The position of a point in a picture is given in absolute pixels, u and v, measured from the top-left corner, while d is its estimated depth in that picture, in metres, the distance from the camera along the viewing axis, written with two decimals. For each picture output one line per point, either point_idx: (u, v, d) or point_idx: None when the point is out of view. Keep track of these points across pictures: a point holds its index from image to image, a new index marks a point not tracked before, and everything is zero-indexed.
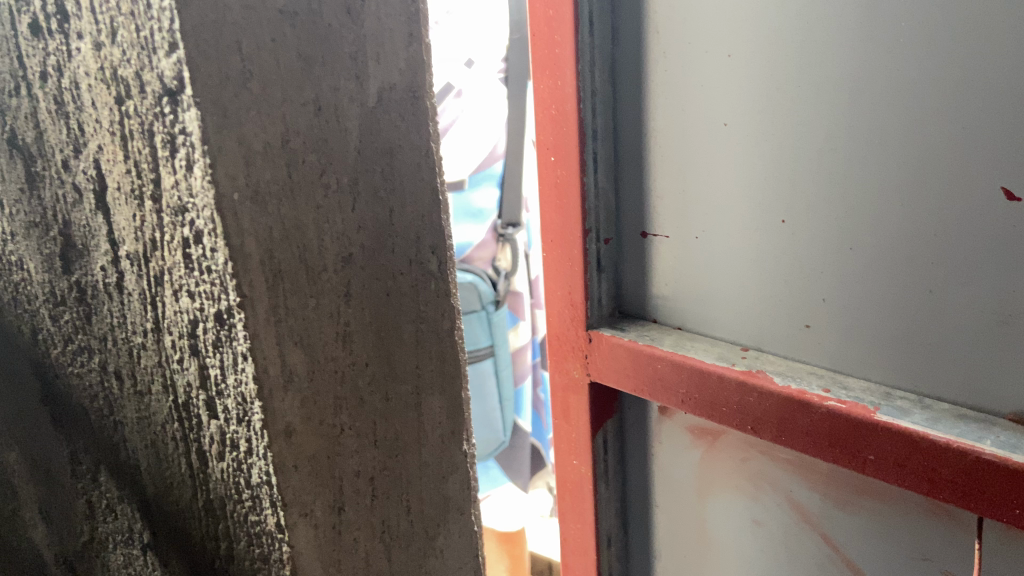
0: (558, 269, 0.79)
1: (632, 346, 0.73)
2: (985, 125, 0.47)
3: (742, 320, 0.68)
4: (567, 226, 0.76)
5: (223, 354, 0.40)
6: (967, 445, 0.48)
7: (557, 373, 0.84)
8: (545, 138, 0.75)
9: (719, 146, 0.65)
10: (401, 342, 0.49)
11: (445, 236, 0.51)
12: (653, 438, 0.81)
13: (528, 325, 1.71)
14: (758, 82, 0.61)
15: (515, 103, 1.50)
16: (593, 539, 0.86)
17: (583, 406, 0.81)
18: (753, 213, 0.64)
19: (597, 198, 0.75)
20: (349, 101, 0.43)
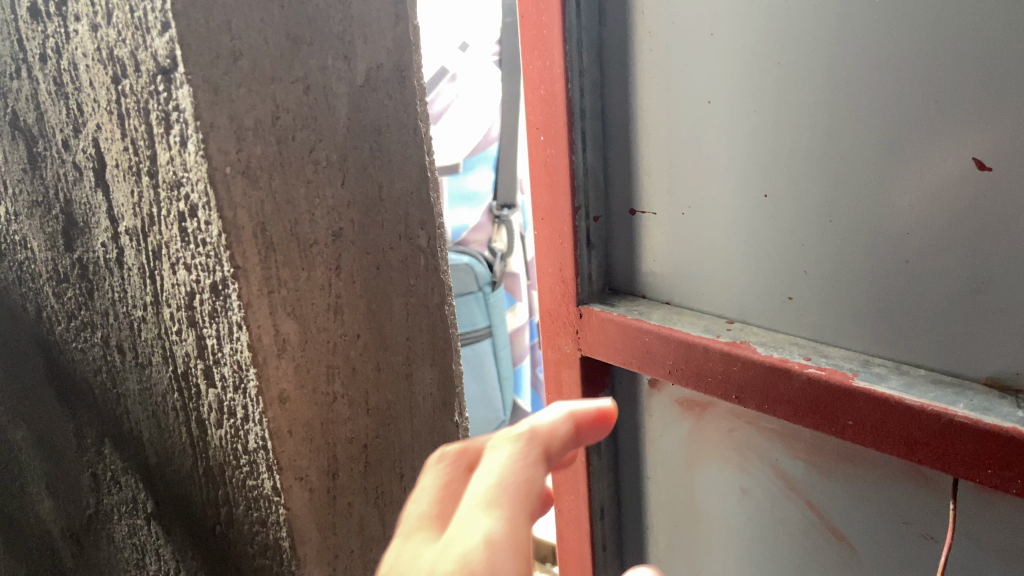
0: (548, 246, 0.80)
1: (622, 321, 0.74)
2: (957, 98, 0.49)
3: (729, 293, 0.69)
4: (556, 205, 0.77)
5: (220, 324, 0.43)
6: (942, 408, 0.50)
7: (550, 348, 0.86)
8: (534, 118, 0.77)
9: (704, 123, 0.66)
10: (392, 315, 0.51)
11: (433, 211, 0.53)
12: (644, 412, 0.83)
13: (525, 305, 1.75)
14: (741, 59, 0.62)
15: (511, 87, 1.52)
16: (587, 510, 0.88)
17: (575, 379, 0.83)
18: (737, 188, 0.65)
19: (587, 176, 0.77)
20: (337, 80, 0.44)
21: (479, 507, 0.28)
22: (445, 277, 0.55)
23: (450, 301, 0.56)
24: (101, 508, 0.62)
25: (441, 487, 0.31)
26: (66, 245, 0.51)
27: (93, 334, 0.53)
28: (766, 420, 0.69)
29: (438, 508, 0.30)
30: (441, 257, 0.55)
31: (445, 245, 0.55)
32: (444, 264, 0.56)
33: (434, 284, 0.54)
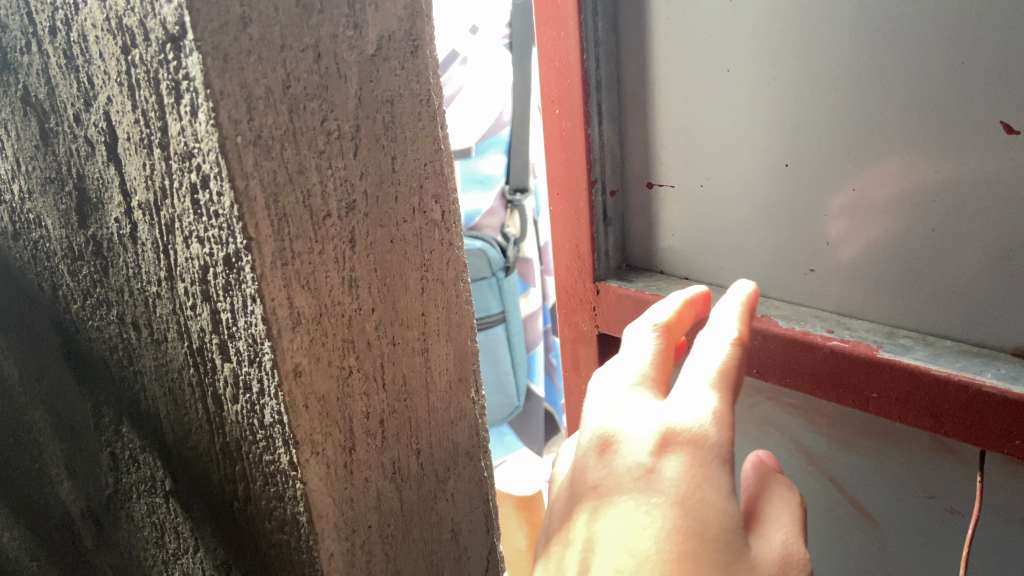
0: (565, 222, 0.80)
1: (638, 296, 0.73)
2: (984, 61, 0.48)
3: (749, 267, 0.68)
4: (573, 179, 0.77)
5: (234, 297, 0.42)
6: (967, 378, 0.49)
7: (567, 325, 0.86)
8: (549, 90, 0.76)
9: (722, 93, 0.65)
10: (406, 290, 0.50)
11: (447, 183, 0.53)
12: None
13: (539, 291, 1.75)
14: (761, 26, 0.60)
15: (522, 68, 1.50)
16: None
17: (592, 356, 0.83)
18: (756, 159, 0.64)
19: (603, 151, 0.76)
20: (348, 48, 0.44)
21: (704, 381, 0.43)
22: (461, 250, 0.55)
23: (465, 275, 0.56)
24: (119, 487, 0.62)
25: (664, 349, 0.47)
26: (80, 222, 0.50)
27: (109, 312, 0.53)
28: (787, 395, 0.68)
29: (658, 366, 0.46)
30: (456, 231, 0.54)
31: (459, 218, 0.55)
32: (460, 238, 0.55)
33: (450, 258, 0.54)
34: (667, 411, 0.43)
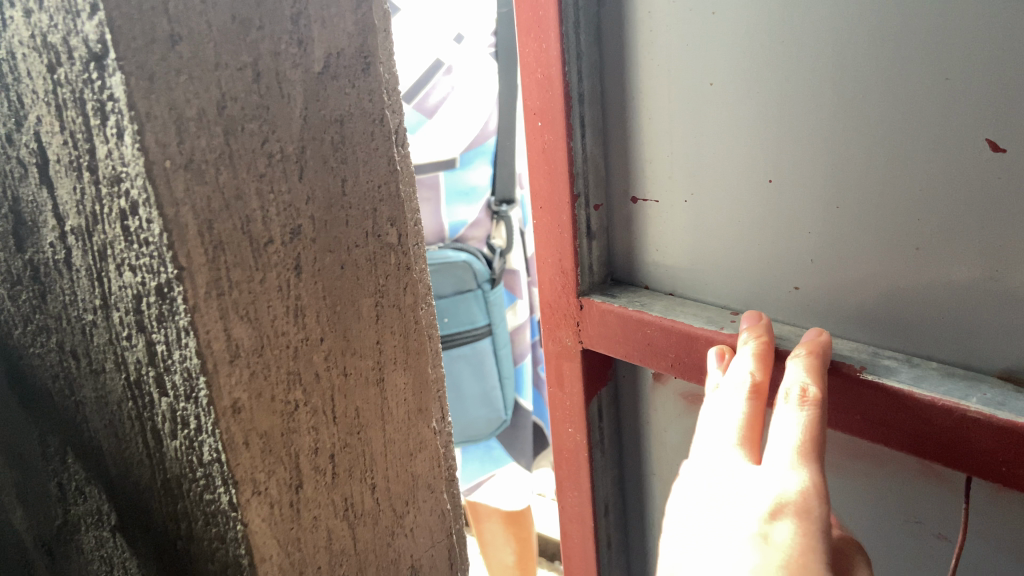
0: (548, 236, 0.78)
1: (622, 312, 0.72)
2: (971, 76, 0.46)
3: (733, 284, 0.67)
4: (555, 192, 0.75)
5: (167, 329, 0.40)
6: (953, 402, 0.48)
7: (551, 340, 0.85)
8: (531, 103, 0.74)
9: (705, 105, 0.64)
10: (359, 317, 0.47)
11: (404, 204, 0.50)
12: (651, 406, 0.85)
13: (526, 303, 1.71)
14: (744, 37, 0.58)
15: (506, 77, 1.49)
16: (591, 505, 0.89)
17: (576, 373, 0.83)
18: (738, 174, 0.63)
19: (586, 163, 0.74)
20: (291, 66, 0.41)
21: (797, 454, 0.44)
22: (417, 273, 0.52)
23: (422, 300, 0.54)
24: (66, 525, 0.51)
25: (751, 408, 0.50)
26: (17, 246, 0.44)
27: (49, 338, 0.47)
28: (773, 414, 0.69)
29: (747, 425, 0.49)
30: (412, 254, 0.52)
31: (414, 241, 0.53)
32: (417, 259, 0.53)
33: (406, 284, 0.51)
34: (761, 475, 0.44)
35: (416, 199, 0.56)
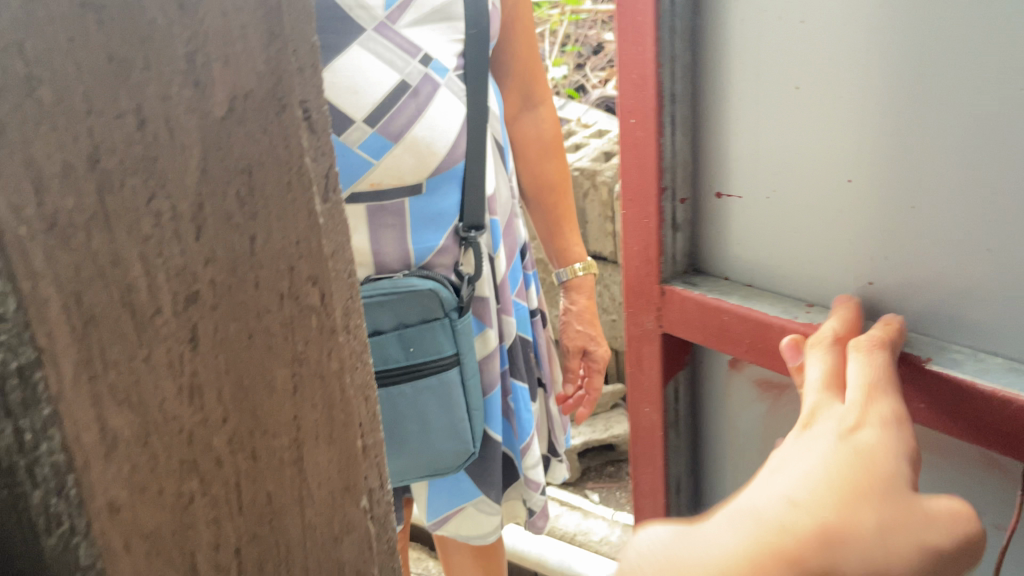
0: (635, 227, 1.06)
1: (702, 300, 0.99)
2: (989, 100, 0.70)
3: (806, 269, 0.92)
4: (645, 191, 1.02)
5: (31, 419, 0.33)
6: (1009, 394, 0.70)
7: (631, 325, 1.13)
8: (626, 104, 1.01)
9: (796, 105, 0.87)
10: (271, 391, 0.42)
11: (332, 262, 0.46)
12: (724, 393, 1.11)
13: (496, 332, 1.65)
14: (850, 49, 0.80)
15: (473, 100, 1.47)
16: (664, 481, 1.18)
17: (652, 354, 1.10)
18: (828, 168, 0.85)
19: (674, 160, 1.00)
20: (185, 112, 0.36)
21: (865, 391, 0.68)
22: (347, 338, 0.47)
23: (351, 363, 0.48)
24: None
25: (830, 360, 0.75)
26: None
27: None
28: None
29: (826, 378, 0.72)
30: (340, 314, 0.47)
31: (343, 299, 0.47)
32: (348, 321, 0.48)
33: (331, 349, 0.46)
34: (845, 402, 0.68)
35: (346, 250, 0.50)
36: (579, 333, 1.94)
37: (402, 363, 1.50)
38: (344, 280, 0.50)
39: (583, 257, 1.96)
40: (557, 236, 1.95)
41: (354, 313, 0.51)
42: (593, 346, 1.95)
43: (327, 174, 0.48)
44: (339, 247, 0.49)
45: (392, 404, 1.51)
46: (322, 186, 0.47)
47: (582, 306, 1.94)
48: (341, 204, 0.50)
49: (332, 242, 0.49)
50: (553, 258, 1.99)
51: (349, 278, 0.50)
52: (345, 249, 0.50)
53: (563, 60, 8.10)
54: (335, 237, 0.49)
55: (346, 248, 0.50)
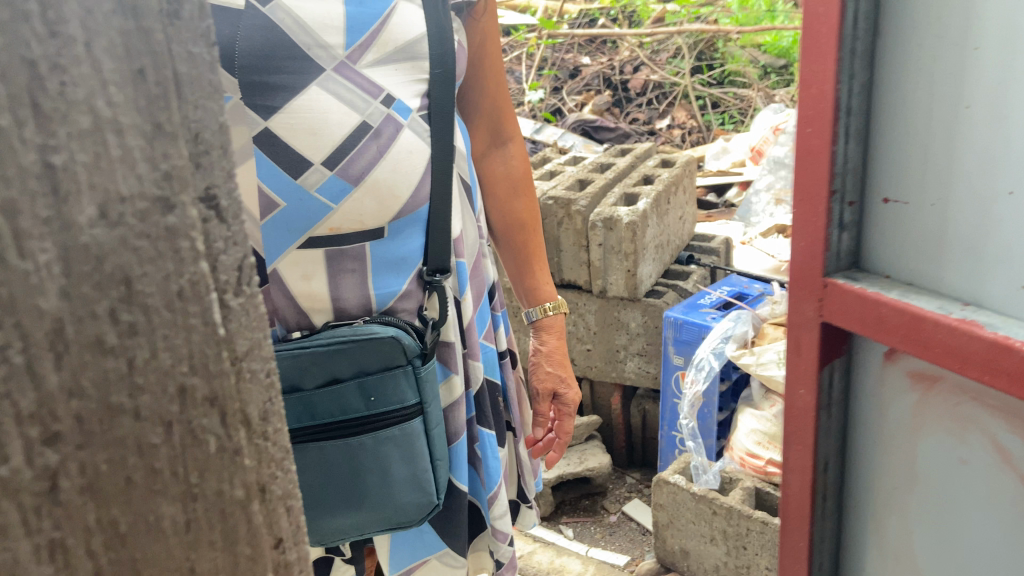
0: (805, 224, 1.02)
1: (863, 294, 0.97)
2: None
3: (970, 282, 0.91)
4: (814, 193, 1.00)
5: None
6: None
7: (794, 311, 1.08)
8: (804, 105, 0.98)
9: (962, 120, 0.88)
10: (154, 525, 0.41)
11: (242, 373, 0.43)
12: (877, 381, 1.06)
13: (462, 378, 1.59)
14: (1007, 64, 0.83)
15: (438, 140, 1.42)
16: (813, 460, 1.11)
17: (813, 345, 1.06)
18: (996, 173, 0.86)
19: (846, 165, 0.99)
20: (43, 231, 0.35)
21: None
22: (259, 454, 0.44)
23: (266, 480, 0.45)
24: None
25: None
26: None
27: None
28: (991, 400, 0.92)
29: None
30: (248, 429, 0.43)
31: (256, 409, 0.44)
32: (262, 434, 0.44)
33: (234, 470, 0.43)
34: None
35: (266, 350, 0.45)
36: (549, 374, 1.91)
37: (362, 413, 1.42)
38: (262, 383, 0.44)
39: (554, 296, 1.91)
40: (527, 274, 1.90)
41: (273, 415, 0.45)
42: (563, 388, 1.92)
43: (239, 264, 0.42)
44: (255, 344, 0.44)
45: (351, 455, 1.43)
46: (234, 280, 0.42)
47: (552, 346, 1.91)
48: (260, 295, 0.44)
49: (244, 340, 0.43)
50: (522, 297, 1.93)
51: (266, 379, 0.44)
52: (263, 346, 0.44)
53: (539, 83, 8.09)
54: (248, 335, 0.43)
55: (264, 344, 0.44)
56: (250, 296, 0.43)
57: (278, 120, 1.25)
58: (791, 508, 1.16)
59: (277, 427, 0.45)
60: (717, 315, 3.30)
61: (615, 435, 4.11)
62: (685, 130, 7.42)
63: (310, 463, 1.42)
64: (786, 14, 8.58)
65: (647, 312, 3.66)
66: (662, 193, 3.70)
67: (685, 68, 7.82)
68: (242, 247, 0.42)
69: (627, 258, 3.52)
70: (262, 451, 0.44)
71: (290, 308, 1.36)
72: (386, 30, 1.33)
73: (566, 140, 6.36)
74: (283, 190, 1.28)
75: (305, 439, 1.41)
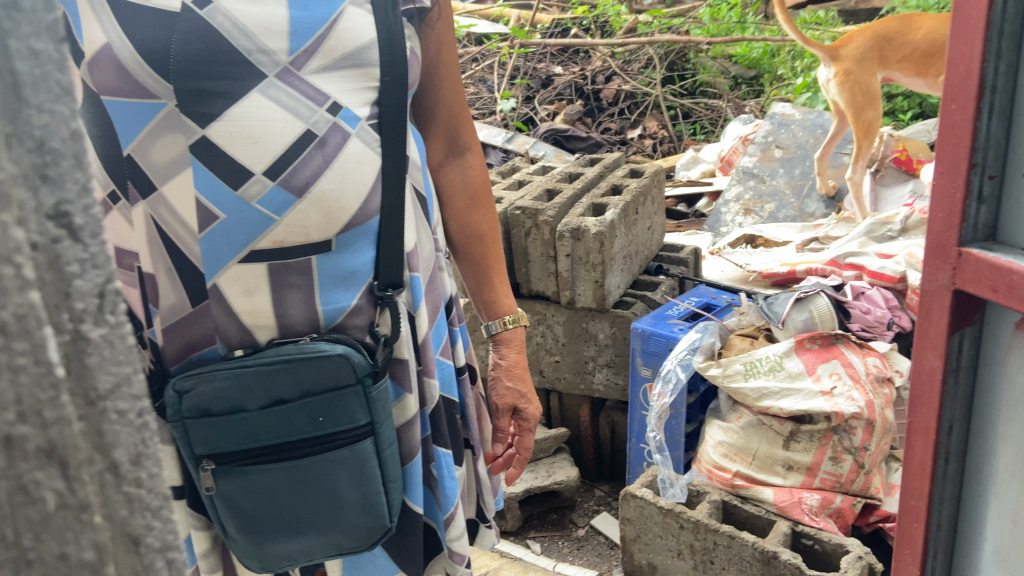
0: (946, 196, 1.17)
1: (996, 263, 1.11)
2: None
3: None
4: (955, 167, 1.15)
5: None
6: None
7: (930, 280, 1.24)
8: (951, 89, 1.13)
9: None
10: None
11: (102, 413, 0.37)
12: (1006, 348, 1.20)
13: (415, 398, 1.52)
14: None
15: (389, 150, 1.36)
16: (940, 423, 1.27)
17: (944, 309, 1.22)
18: None
19: (987, 142, 1.12)
20: None
21: None
22: (126, 508, 0.38)
23: (141, 532, 0.39)
24: None
25: None
26: None
27: None
28: None
29: None
30: (115, 476, 0.38)
31: (125, 455, 0.38)
32: (134, 483, 0.38)
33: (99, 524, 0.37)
34: None
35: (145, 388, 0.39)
36: (509, 390, 1.84)
37: (310, 435, 1.33)
38: (131, 425, 0.38)
39: (514, 309, 1.86)
40: (486, 287, 1.85)
41: (148, 460, 0.38)
42: (522, 403, 1.85)
43: (101, 292, 0.36)
44: (120, 380, 0.37)
45: (298, 478, 1.35)
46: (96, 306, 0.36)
47: (512, 360, 1.83)
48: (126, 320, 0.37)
49: (104, 376, 0.37)
50: (481, 309, 1.87)
51: (136, 420, 0.38)
52: (131, 381, 0.38)
53: (510, 92, 8.05)
54: (111, 370, 0.37)
55: (137, 380, 0.38)
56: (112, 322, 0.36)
57: (216, 128, 1.21)
58: (915, 466, 1.32)
59: (152, 474, 0.39)
60: (684, 326, 3.26)
61: (583, 447, 4.06)
62: (656, 140, 7.43)
63: (255, 487, 1.34)
64: (755, 26, 8.64)
65: (615, 323, 3.62)
66: (630, 203, 3.67)
67: (656, 78, 7.83)
68: (104, 263, 0.36)
69: (595, 269, 3.48)
70: (135, 500, 0.39)
71: (232, 324, 1.31)
72: (333, 35, 1.28)
73: (538, 149, 6.35)
74: (221, 201, 1.24)
75: (249, 462, 1.33)
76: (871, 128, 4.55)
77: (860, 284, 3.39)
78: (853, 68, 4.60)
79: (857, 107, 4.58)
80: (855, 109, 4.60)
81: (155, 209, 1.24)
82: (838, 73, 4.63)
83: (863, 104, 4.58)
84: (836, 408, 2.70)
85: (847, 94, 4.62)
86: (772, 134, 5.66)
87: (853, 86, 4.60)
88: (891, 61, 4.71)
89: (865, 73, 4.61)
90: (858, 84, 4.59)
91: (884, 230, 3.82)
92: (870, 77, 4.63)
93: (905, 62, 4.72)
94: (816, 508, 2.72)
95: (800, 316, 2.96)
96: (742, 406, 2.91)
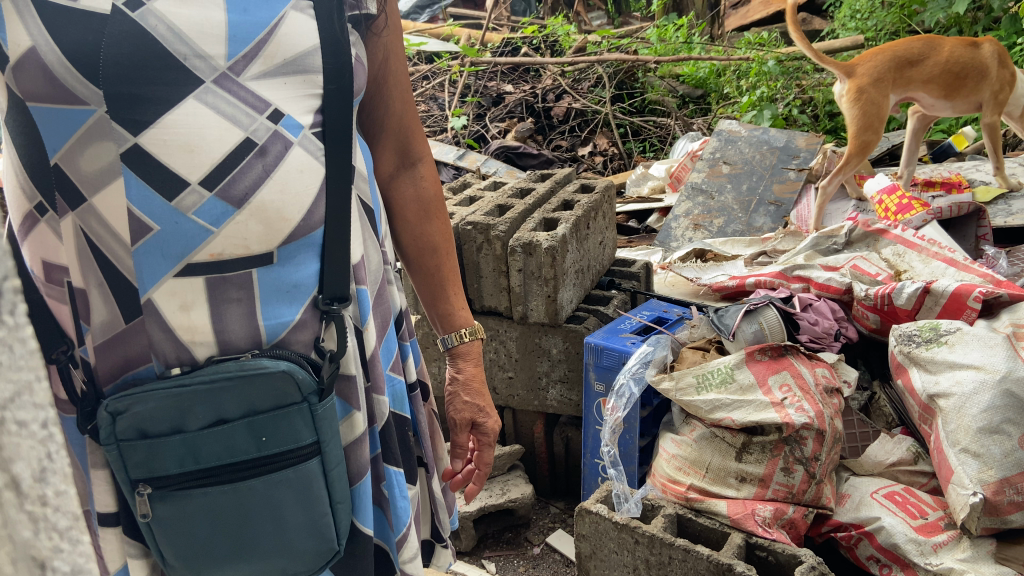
0: None
1: None
2: None
3: None
4: None
5: None
6: None
7: None
8: None
9: None
10: None
11: (5, 425, 0.43)
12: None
13: (364, 414, 1.46)
14: None
15: (333, 159, 1.33)
16: None
17: None
18: None
19: None
20: None
21: None
22: (30, 527, 0.46)
23: (47, 555, 0.46)
24: None
25: None
26: None
27: None
28: None
29: None
30: (16, 491, 0.45)
31: (29, 469, 0.45)
32: (38, 499, 0.46)
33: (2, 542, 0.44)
34: None
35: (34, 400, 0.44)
36: (467, 405, 1.78)
37: (252, 456, 1.27)
38: (34, 436, 0.45)
39: (470, 322, 1.82)
40: (440, 300, 1.81)
41: (51, 474, 0.45)
42: (480, 418, 1.80)
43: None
44: (20, 389, 0.44)
45: (240, 502, 1.28)
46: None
47: (469, 374, 1.79)
48: (25, 327, 0.43)
49: (6, 385, 0.43)
50: (435, 323, 1.83)
51: (40, 432, 0.45)
52: (32, 390, 0.44)
53: (461, 109, 8.04)
54: (13, 378, 0.44)
55: (34, 387, 0.44)
56: (11, 328, 0.43)
57: (149, 135, 1.15)
58: None
59: (58, 490, 0.46)
60: (637, 339, 3.26)
61: (538, 463, 4.03)
62: (606, 157, 7.47)
63: (194, 513, 1.26)
64: (701, 46, 8.79)
65: (567, 337, 3.60)
66: (582, 217, 3.65)
67: (605, 97, 7.89)
68: (2, 265, 0.41)
69: (547, 283, 3.46)
70: (39, 518, 0.46)
71: (168, 341, 1.25)
72: (273, 41, 1.24)
73: (489, 165, 6.33)
74: (155, 212, 1.18)
75: (187, 486, 1.26)
76: (867, 149, 4.69)
77: (807, 296, 3.45)
78: (869, 87, 4.64)
79: (862, 127, 4.66)
80: (859, 126, 4.68)
81: (85, 221, 1.18)
82: (852, 90, 4.69)
83: (869, 125, 4.66)
84: (787, 418, 2.71)
85: (857, 111, 4.67)
86: (720, 150, 5.77)
87: (866, 105, 4.65)
88: (915, 81, 4.76)
89: (880, 94, 4.65)
90: (872, 104, 4.64)
91: (829, 243, 3.88)
92: (883, 99, 4.68)
93: (931, 83, 4.77)
94: (769, 519, 2.69)
95: (750, 328, 3.00)
96: (695, 419, 2.93)
